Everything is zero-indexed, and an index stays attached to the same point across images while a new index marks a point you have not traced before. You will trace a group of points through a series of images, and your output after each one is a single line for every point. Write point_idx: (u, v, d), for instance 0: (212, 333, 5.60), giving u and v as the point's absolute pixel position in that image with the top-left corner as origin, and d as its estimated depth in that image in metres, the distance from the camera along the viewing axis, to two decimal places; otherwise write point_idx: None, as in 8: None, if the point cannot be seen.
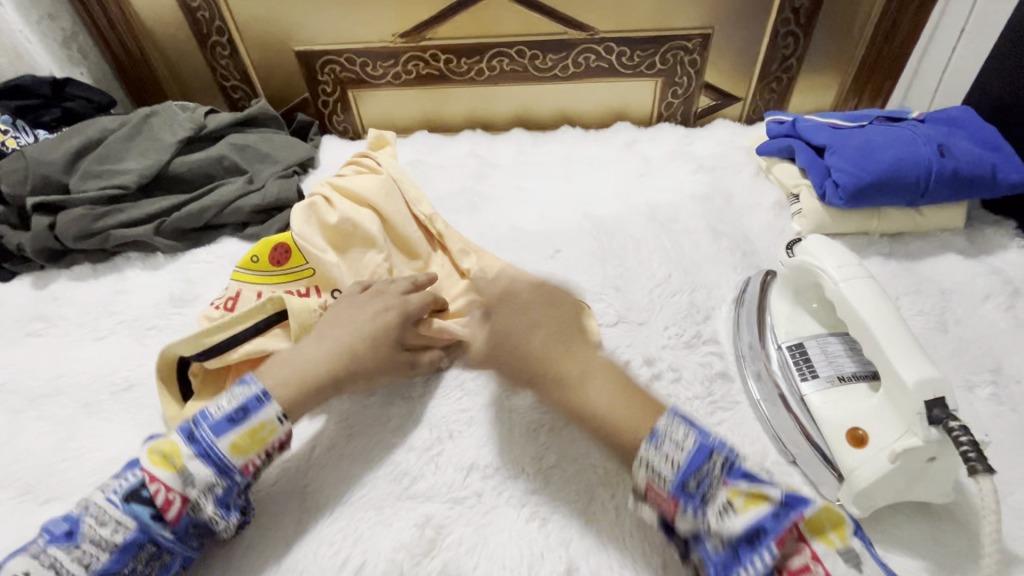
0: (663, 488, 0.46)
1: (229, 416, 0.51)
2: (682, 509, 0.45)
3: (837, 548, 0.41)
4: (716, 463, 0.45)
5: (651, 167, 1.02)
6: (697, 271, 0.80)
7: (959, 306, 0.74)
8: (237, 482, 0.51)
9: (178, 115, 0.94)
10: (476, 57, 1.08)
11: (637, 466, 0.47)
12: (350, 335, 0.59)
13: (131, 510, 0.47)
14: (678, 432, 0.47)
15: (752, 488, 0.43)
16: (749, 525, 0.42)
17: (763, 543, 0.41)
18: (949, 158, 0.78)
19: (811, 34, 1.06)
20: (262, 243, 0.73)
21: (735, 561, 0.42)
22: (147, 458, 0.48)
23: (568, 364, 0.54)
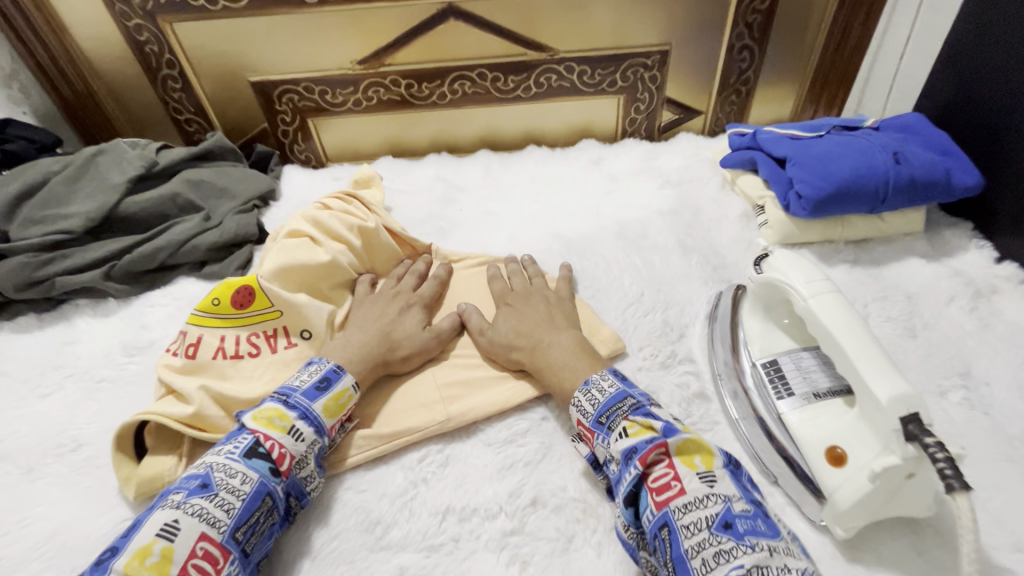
0: (586, 424, 0.57)
1: (316, 385, 0.60)
2: (597, 439, 0.55)
3: (696, 468, 0.49)
4: (625, 403, 0.55)
5: (619, 184, 1.03)
6: (669, 287, 0.80)
7: (924, 309, 0.75)
8: (326, 444, 0.58)
9: (127, 152, 0.90)
10: (438, 81, 1.07)
11: (570, 408, 0.59)
12: (383, 321, 0.69)
13: (253, 464, 0.52)
14: (605, 380, 0.59)
15: (644, 421, 0.53)
16: (629, 445, 0.51)
17: (631, 460, 0.50)
18: (905, 164, 0.80)
19: (766, 47, 1.08)
20: (223, 285, 0.69)
21: (619, 477, 0.51)
22: (257, 423, 0.55)
23: (535, 336, 0.67)
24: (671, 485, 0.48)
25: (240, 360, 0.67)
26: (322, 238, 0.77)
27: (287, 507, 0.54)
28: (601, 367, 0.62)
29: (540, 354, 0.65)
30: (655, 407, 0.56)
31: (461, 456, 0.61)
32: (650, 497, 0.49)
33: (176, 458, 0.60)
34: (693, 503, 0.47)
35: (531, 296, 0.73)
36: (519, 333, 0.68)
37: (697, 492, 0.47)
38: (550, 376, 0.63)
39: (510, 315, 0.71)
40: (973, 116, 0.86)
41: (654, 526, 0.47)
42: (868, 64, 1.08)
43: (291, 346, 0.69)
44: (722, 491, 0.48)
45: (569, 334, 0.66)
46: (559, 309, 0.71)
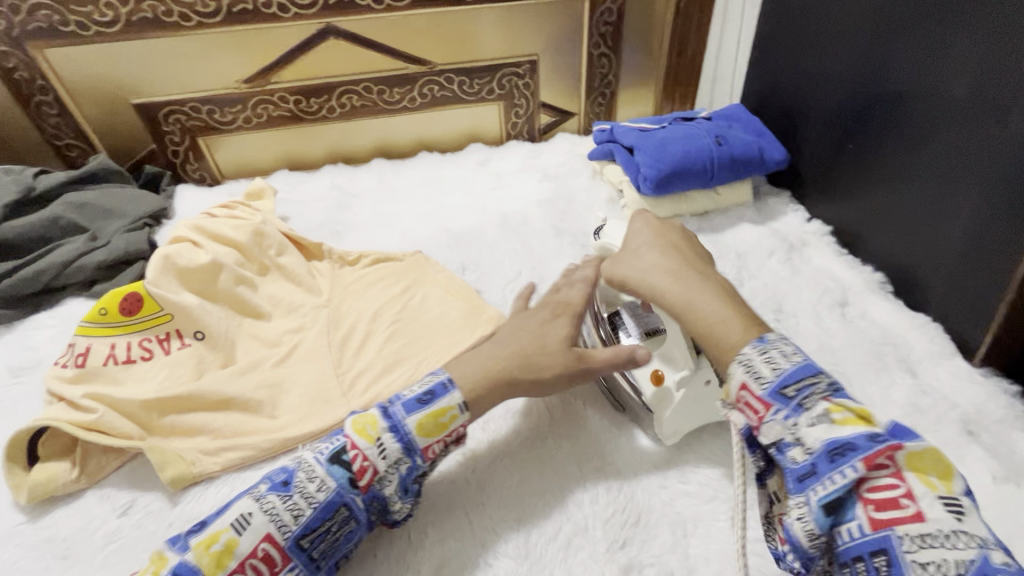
0: (757, 393, 0.49)
1: (418, 398, 0.56)
2: (772, 414, 0.47)
3: (937, 490, 0.41)
4: (821, 379, 0.47)
5: (503, 181, 1.13)
6: (544, 265, 0.91)
7: (750, 264, 0.91)
8: (417, 465, 0.54)
9: (3, 179, 0.91)
10: (325, 96, 1.13)
11: (734, 367, 0.51)
12: (526, 338, 0.62)
13: (333, 470, 0.52)
14: (788, 345, 0.50)
15: (856, 408, 0.45)
16: (839, 439, 0.43)
17: (846, 460, 0.42)
18: (725, 145, 0.96)
19: (621, 54, 1.23)
20: (110, 295, 0.72)
21: (808, 470, 0.44)
22: (353, 426, 0.55)
23: (666, 277, 0.61)
24: (904, 504, 0.41)
25: (133, 364, 0.69)
26: (213, 244, 0.81)
27: (365, 518, 0.53)
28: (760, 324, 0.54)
29: (672, 293, 0.59)
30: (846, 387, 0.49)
31: None
32: (861, 511, 0.42)
33: (69, 462, 0.62)
34: (932, 536, 0.39)
35: (663, 236, 0.67)
36: (649, 266, 0.63)
37: (941, 524, 0.39)
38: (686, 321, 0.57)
39: (627, 259, 0.65)
40: (780, 104, 1.04)
41: (864, 549, 0.41)
42: (712, 67, 1.25)
43: (184, 347, 0.72)
44: (975, 532, 0.39)
45: (708, 281, 0.60)
46: (692, 252, 0.66)
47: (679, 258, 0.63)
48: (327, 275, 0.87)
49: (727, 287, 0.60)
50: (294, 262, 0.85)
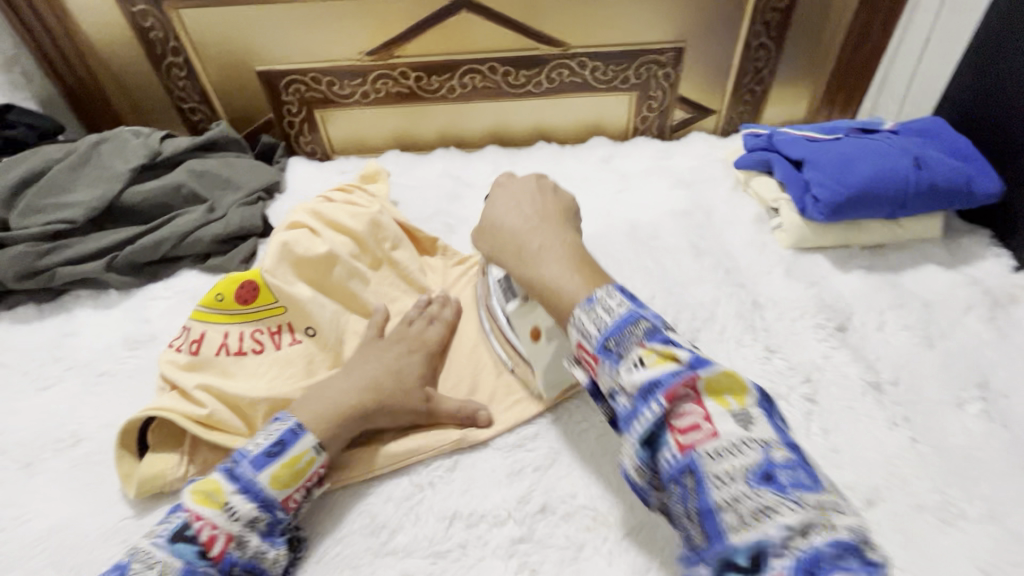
0: (589, 348, 0.45)
1: (267, 450, 0.51)
2: (602, 368, 0.44)
3: (729, 408, 0.39)
4: (641, 326, 0.44)
5: (630, 184, 1.01)
6: (682, 290, 0.78)
7: (941, 318, 0.74)
8: (280, 518, 0.51)
9: (130, 141, 0.89)
10: (448, 74, 1.05)
11: (569, 327, 0.47)
12: (380, 371, 0.60)
13: (177, 551, 0.45)
14: (614, 300, 0.46)
15: (664, 349, 0.42)
16: (650, 377, 0.41)
17: (654, 396, 0.40)
18: (925, 170, 0.79)
19: (782, 48, 1.06)
20: (227, 280, 0.68)
21: (629, 415, 0.42)
22: (190, 498, 0.48)
23: (524, 236, 0.56)
24: (701, 426, 0.39)
25: (245, 356, 0.65)
26: (332, 234, 0.75)
27: None
28: (602, 282, 0.49)
29: (526, 255, 0.54)
30: (672, 333, 0.45)
31: (469, 461, 0.59)
32: (670, 439, 0.40)
33: (179, 455, 0.58)
34: (727, 449, 0.38)
35: (536, 189, 0.62)
36: (515, 226, 0.57)
37: (731, 437, 0.38)
38: (533, 285, 0.52)
39: (486, 233, 0.60)
40: (994, 122, 0.84)
41: (675, 476, 0.39)
42: (884, 68, 1.07)
43: (295, 343, 0.67)
44: (760, 436, 0.38)
45: (552, 243, 0.54)
46: (559, 208, 0.60)
47: (531, 217, 0.58)
48: (439, 275, 0.80)
49: (586, 249, 0.54)
50: (407, 258, 0.79)
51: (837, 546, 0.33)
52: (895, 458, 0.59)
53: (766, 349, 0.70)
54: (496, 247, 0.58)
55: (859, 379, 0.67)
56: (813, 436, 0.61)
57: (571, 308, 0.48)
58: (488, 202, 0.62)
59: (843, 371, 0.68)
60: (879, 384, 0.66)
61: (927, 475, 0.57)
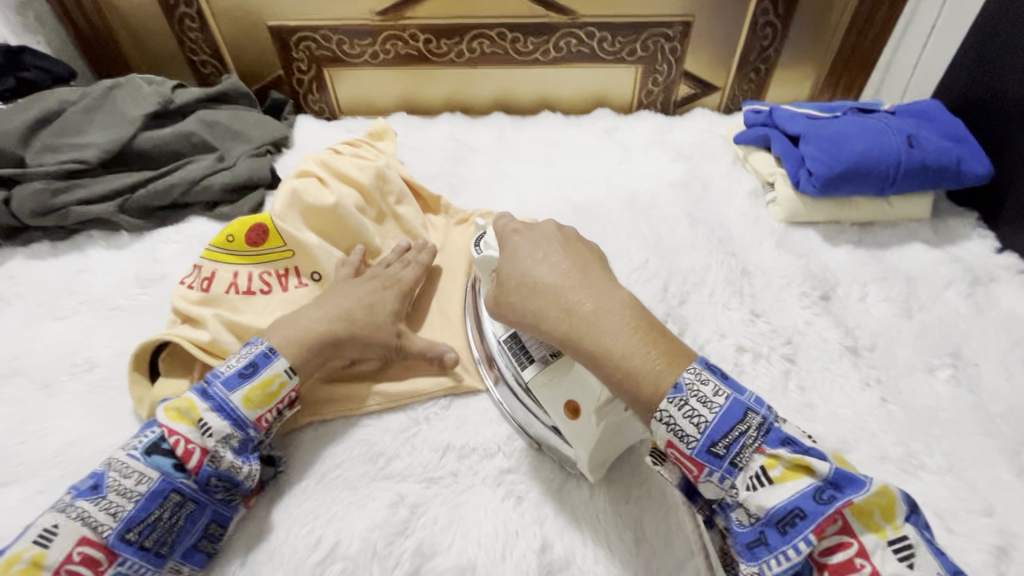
0: (688, 453, 0.43)
1: (239, 373, 0.54)
2: (709, 475, 0.43)
3: (888, 539, 0.38)
4: (751, 426, 0.42)
5: (631, 155, 1.03)
6: (675, 256, 0.81)
7: (921, 292, 0.77)
8: (253, 436, 0.53)
9: (142, 87, 0.90)
10: (457, 38, 1.07)
11: (656, 426, 0.44)
12: (352, 303, 0.62)
13: (153, 462, 0.49)
14: (710, 386, 0.43)
15: (794, 461, 0.41)
16: (786, 506, 0.40)
17: (798, 530, 0.39)
18: (918, 149, 0.81)
19: (789, 27, 1.07)
20: (239, 222, 0.69)
21: (759, 542, 0.41)
22: (166, 415, 0.51)
23: (567, 295, 0.49)
24: (858, 565, 0.38)
25: (253, 296, 0.67)
26: (339, 184, 0.77)
27: (207, 498, 0.50)
28: (676, 358, 0.44)
29: (579, 320, 0.48)
30: (784, 424, 0.43)
31: (463, 401, 0.63)
32: None
33: (188, 382, 0.61)
34: None
35: (561, 240, 0.55)
36: (554, 285, 0.50)
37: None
38: (595, 358, 0.46)
39: (518, 290, 0.52)
40: (989, 107, 0.87)
41: None
42: (888, 52, 1.09)
43: (301, 287, 0.70)
44: (928, 574, 0.37)
45: (609, 301, 0.48)
46: (588, 253, 0.54)
47: (572, 268, 0.51)
48: (440, 230, 0.83)
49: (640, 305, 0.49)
50: (411, 213, 0.81)
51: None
52: (866, 415, 0.62)
53: (752, 313, 0.74)
54: (533, 310, 0.51)
55: (838, 343, 0.70)
56: (790, 393, 0.64)
57: (652, 391, 0.43)
58: (508, 256, 0.55)
59: (823, 336, 0.71)
60: (857, 349, 0.70)
61: (895, 430, 0.61)
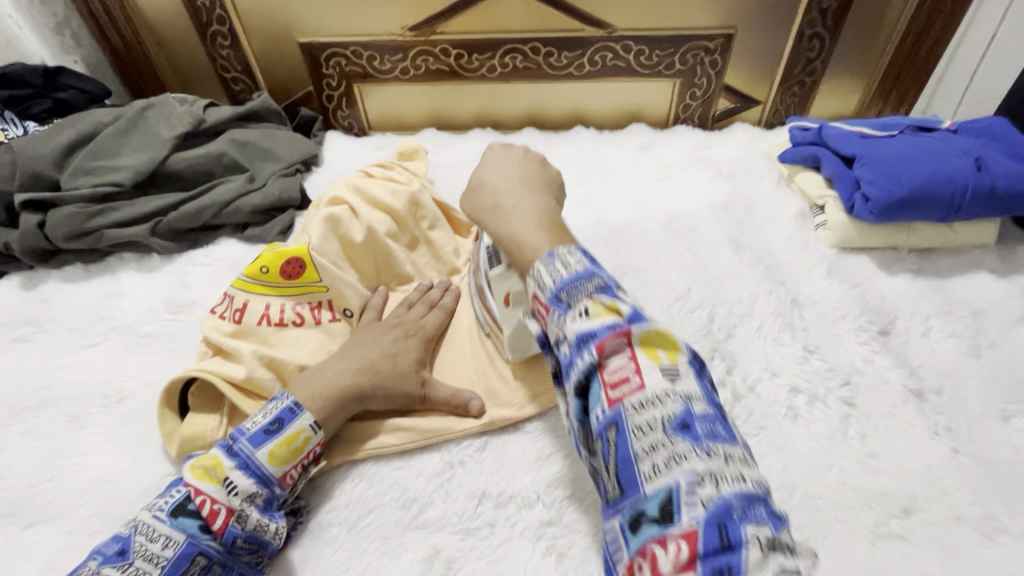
0: (540, 298, 0.44)
1: (264, 428, 0.52)
2: (552, 318, 0.43)
3: (661, 364, 0.39)
4: (592, 281, 0.43)
5: (669, 173, 0.99)
6: (718, 284, 0.77)
7: (991, 328, 0.71)
8: (278, 494, 0.52)
9: (175, 107, 0.89)
10: (489, 53, 1.04)
11: (529, 280, 0.46)
12: (376, 354, 0.61)
13: (179, 524, 0.47)
14: (573, 257, 0.45)
15: (609, 302, 0.41)
16: (587, 327, 0.40)
17: (588, 344, 0.40)
18: (986, 172, 0.76)
19: (838, 38, 1.02)
20: (273, 254, 0.68)
21: (567, 363, 0.41)
22: (191, 473, 0.49)
23: (502, 196, 0.54)
24: (630, 379, 0.38)
25: (285, 327, 0.66)
26: (373, 212, 0.75)
27: (234, 560, 0.48)
28: (567, 241, 0.49)
29: (498, 214, 0.52)
30: (625, 294, 0.44)
31: (499, 442, 0.60)
32: (601, 391, 0.39)
33: (218, 418, 0.59)
34: (651, 402, 0.37)
35: (520, 159, 0.58)
36: (496, 186, 0.55)
37: (657, 390, 0.37)
38: (501, 240, 0.51)
39: (477, 194, 0.55)
40: None
41: (602, 428, 0.38)
42: (941, 65, 1.03)
43: (334, 321, 0.68)
44: (683, 392, 0.38)
45: (538, 200, 0.53)
46: (543, 175, 0.58)
47: (524, 176, 0.56)
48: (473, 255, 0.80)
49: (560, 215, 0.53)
50: (444, 238, 0.79)
51: (741, 497, 0.33)
52: (935, 468, 0.57)
53: (804, 349, 0.69)
54: (474, 202, 0.55)
55: (901, 385, 0.65)
56: (850, 441, 0.60)
57: (532, 259, 0.47)
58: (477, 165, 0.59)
59: (884, 376, 0.66)
60: (922, 392, 0.64)
61: (969, 487, 0.56)
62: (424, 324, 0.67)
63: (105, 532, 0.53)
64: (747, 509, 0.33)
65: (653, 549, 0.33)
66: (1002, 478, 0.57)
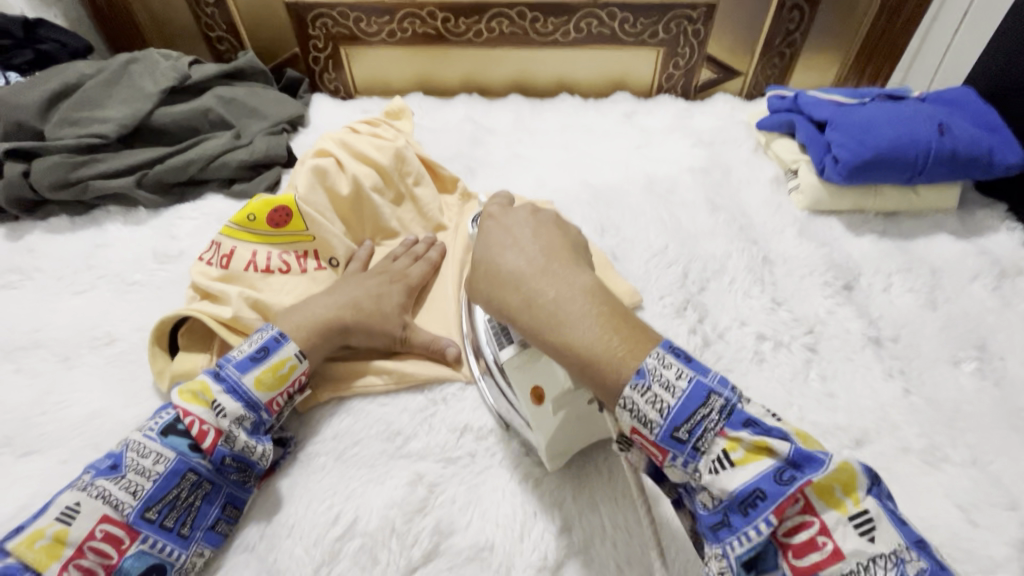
0: (652, 438, 0.40)
1: (251, 356, 0.54)
2: (673, 461, 0.40)
3: (848, 516, 0.37)
4: (715, 409, 0.39)
5: (650, 140, 1.01)
6: (694, 243, 0.80)
7: (947, 284, 0.76)
8: (265, 419, 0.53)
9: (160, 62, 0.89)
10: (476, 17, 1.05)
11: (619, 411, 0.40)
12: (360, 294, 0.63)
13: (170, 442, 0.49)
14: (671, 369, 0.39)
15: (755, 443, 0.38)
16: (746, 488, 0.37)
17: (759, 512, 0.37)
18: (948, 137, 0.79)
19: (816, 10, 1.04)
20: (260, 202, 0.69)
21: (725, 526, 0.38)
22: (180, 397, 0.51)
23: (531, 286, 0.45)
24: (818, 545, 0.37)
25: (271, 274, 0.67)
26: (358, 165, 0.76)
27: (222, 477, 0.51)
28: (639, 341, 0.41)
29: (540, 312, 0.43)
30: (745, 401, 0.40)
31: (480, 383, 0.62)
32: (785, 562, 0.38)
33: (207, 356, 0.61)
34: (853, 573, 0.36)
35: (532, 227, 0.50)
36: (517, 272, 0.46)
37: (859, 558, 0.36)
38: (559, 353, 0.42)
39: (489, 278, 0.47)
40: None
41: None
42: (918, 38, 1.06)
43: (321, 269, 0.70)
44: (887, 548, 0.36)
45: (577, 278, 0.45)
46: (562, 238, 0.50)
47: (545, 247, 0.48)
48: (456, 211, 0.82)
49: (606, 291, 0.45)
50: (429, 195, 0.80)
51: None
52: (887, 405, 0.62)
53: (773, 302, 0.72)
54: (499, 300, 0.46)
55: (861, 334, 0.69)
56: (811, 382, 0.64)
57: (612, 379, 0.40)
58: (479, 244, 0.51)
59: (845, 326, 0.70)
60: (879, 340, 0.69)
61: (917, 422, 0.60)
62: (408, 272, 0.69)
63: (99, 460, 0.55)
64: None
65: None
66: (947, 414, 0.61)
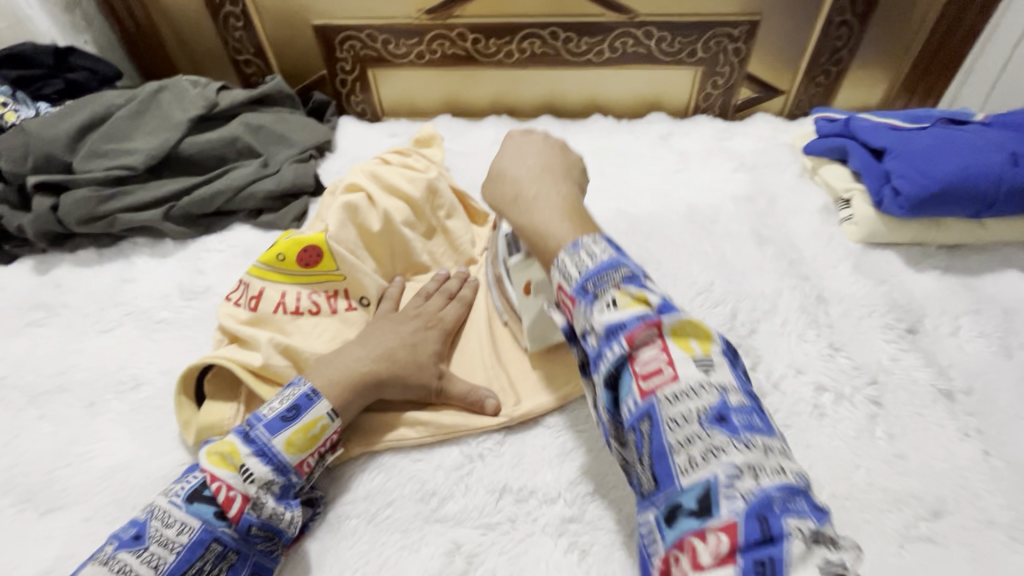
0: (566, 289, 0.45)
1: (282, 415, 0.52)
2: (577, 309, 0.44)
3: (694, 354, 0.39)
4: (620, 271, 0.43)
5: (689, 164, 0.96)
6: (740, 278, 0.75)
7: (1022, 328, 0.70)
8: (294, 482, 0.51)
9: (188, 90, 0.88)
10: (507, 38, 1.02)
11: (552, 271, 0.47)
12: (395, 343, 0.60)
13: (195, 510, 0.47)
14: (598, 247, 0.45)
15: (638, 292, 0.42)
16: (617, 319, 0.40)
17: (618, 336, 0.40)
18: (1023, 168, 0.73)
19: (866, 27, 0.99)
20: (290, 241, 0.66)
21: (596, 354, 0.41)
22: (208, 459, 0.49)
23: (523, 184, 0.53)
24: (664, 372, 0.39)
25: (301, 316, 0.65)
26: (390, 199, 0.73)
27: (250, 547, 0.48)
28: (593, 230, 0.49)
29: (521, 204, 0.52)
30: (651, 283, 0.45)
31: (519, 437, 0.59)
32: (632, 384, 0.40)
33: (235, 407, 0.58)
34: (685, 395, 0.37)
35: (541, 146, 0.58)
36: (516, 174, 0.54)
37: (692, 382, 0.38)
38: (524, 232, 0.51)
39: (500, 183, 0.55)
40: None
41: (635, 422, 0.39)
42: (974, 55, 0.99)
43: (351, 310, 0.67)
44: (719, 383, 0.38)
45: (565, 185, 0.53)
46: (564, 161, 0.57)
47: (550, 161, 0.55)
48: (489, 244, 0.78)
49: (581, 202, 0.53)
50: (461, 228, 0.77)
51: (780, 488, 0.33)
52: (965, 470, 0.56)
53: (830, 347, 0.67)
54: (495, 194, 0.55)
55: (930, 385, 0.63)
56: (877, 440, 0.59)
57: (555, 250, 0.48)
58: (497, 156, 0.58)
59: (912, 375, 0.64)
60: (951, 392, 0.63)
61: (1000, 490, 0.55)
62: (443, 316, 0.66)
63: (122, 520, 0.53)
64: (788, 500, 0.33)
65: (691, 542, 0.34)
66: None
